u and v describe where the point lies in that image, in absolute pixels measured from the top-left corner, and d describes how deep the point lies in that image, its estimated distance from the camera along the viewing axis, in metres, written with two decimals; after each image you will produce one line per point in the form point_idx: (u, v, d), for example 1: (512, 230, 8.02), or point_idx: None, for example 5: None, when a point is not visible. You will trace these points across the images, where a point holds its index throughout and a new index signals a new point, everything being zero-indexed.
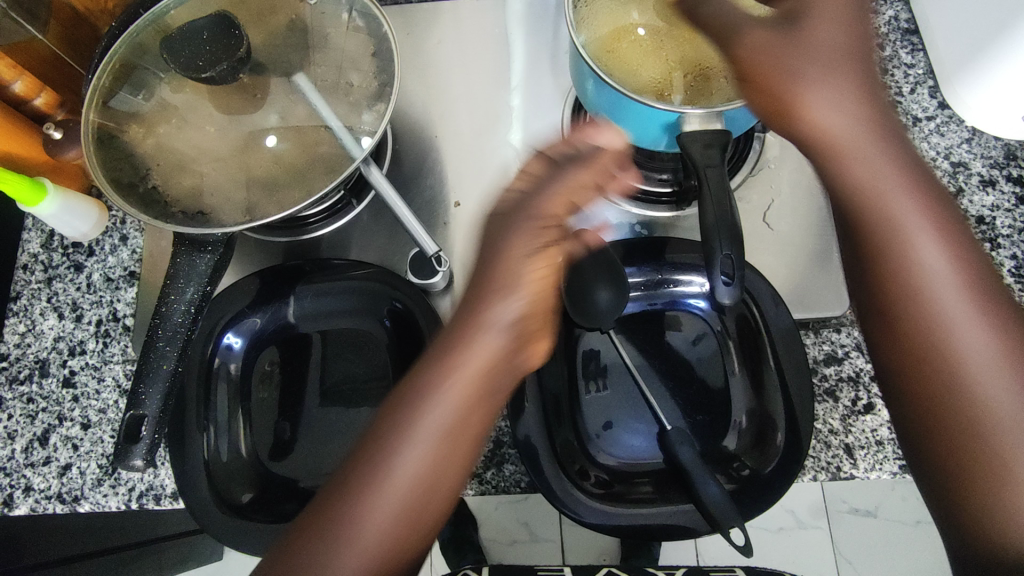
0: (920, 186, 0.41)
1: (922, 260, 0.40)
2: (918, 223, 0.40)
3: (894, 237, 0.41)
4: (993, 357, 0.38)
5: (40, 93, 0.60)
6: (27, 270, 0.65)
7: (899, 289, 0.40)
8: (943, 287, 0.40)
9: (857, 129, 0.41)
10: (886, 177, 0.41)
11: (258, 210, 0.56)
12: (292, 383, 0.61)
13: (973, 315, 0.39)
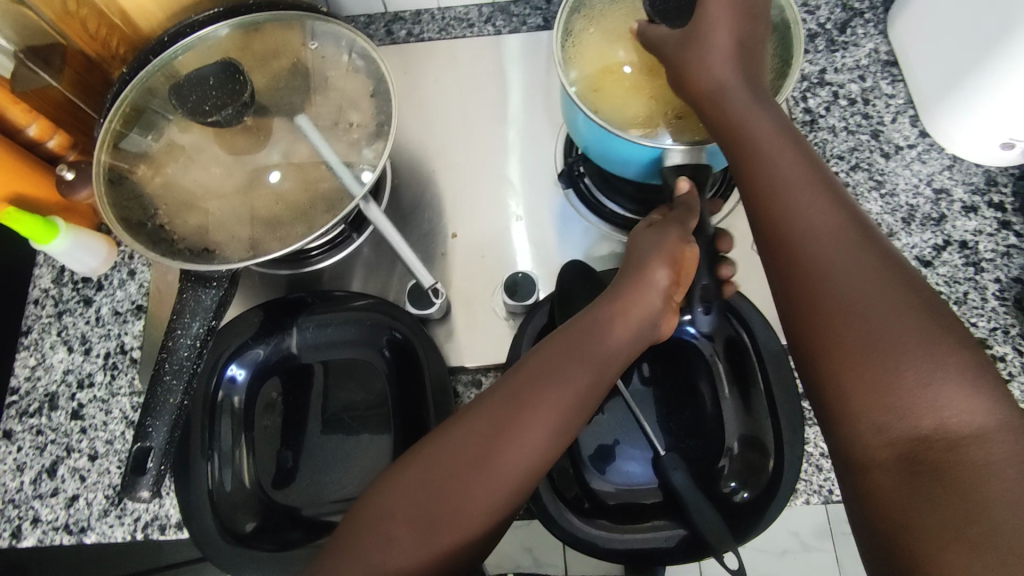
0: (835, 191, 0.44)
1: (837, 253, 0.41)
2: (831, 220, 0.43)
3: (809, 233, 0.43)
4: (917, 347, 0.38)
5: (53, 136, 0.64)
6: (38, 305, 0.67)
7: (794, 251, 0.43)
8: (860, 280, 0.40)
9: (777, 136, 0.46)
10: (801, 180, 0.44)
11: (262, 246, 0.57)
12: (294, 412, 0.63)
13: (893, 307, 0.39)
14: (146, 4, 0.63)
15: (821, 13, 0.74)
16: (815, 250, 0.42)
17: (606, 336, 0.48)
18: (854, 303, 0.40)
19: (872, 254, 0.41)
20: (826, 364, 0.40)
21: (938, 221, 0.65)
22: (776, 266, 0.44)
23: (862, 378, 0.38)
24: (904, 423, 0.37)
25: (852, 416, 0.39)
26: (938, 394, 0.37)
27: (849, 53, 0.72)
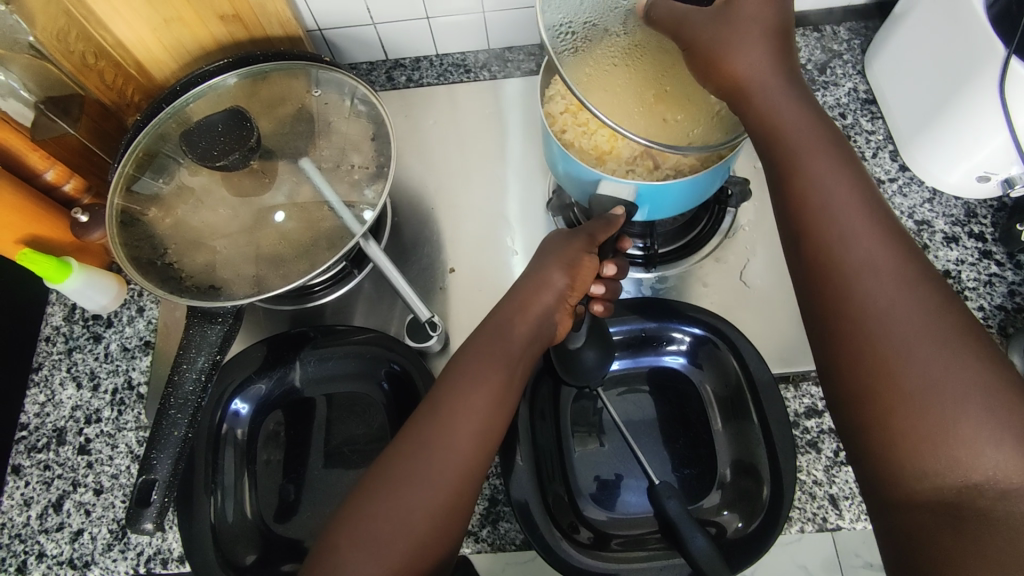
0: (874, 211, 0.39)
1: (882, 281, 0.37)
2: (873, 242, 0.38)
3: (851, 254, 0.38)
4: (973, 395, 0.34)
5: (69, 180, 0.66)
6: (49, 342, 0.69)
7: (837, 274, 0.38)
8: (908, 315, 0.36)
9: (813, 145, 0.42)
10: (842, 198, 0.40)
11: (266, 283, 0.60)
12: (296, 445, 0.64)
13: (945, 348, 0.35)
14: (159, 53, 0.68)
15: (801, 55, 0.77)
16: (868, 282, 0.37)
17: (511, 333, 0.49)
18: (913, 344, 0.35)
19: (930, 288, 0.37)
20: (875, 407, 0.36)
21: (921, 251, 0.67)
22: (818, 295, 0.39)
23: (916, 428, 0.35)
24: (954, 476, 0.34)
25: (887, 459, 0.36)
26: (994, 447, 0.33)
27: (829, 92, 0.75)
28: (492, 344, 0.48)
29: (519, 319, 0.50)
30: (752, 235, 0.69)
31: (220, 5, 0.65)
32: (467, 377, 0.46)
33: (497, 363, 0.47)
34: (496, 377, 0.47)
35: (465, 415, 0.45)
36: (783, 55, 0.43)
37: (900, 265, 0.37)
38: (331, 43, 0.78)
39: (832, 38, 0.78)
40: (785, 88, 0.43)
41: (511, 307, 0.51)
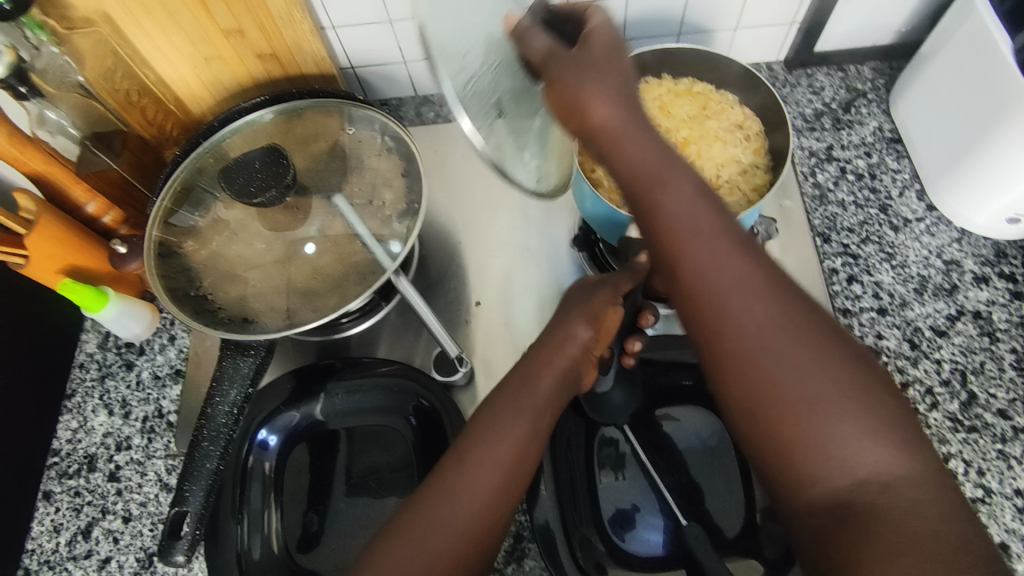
0: (718, 227, 0.39)
1: (745, 301, 0.37)
2: (727, 262, 0.38)
3: (712, 278, 0.38)
4: (841, 394, 0.35)
5: (108, 212, 0.68)
6: (83, 368, 0.70)
7: (704, 299, 0.38)
8: (772, 330, 0.36)
9: (663, 168, 0.41)
10: (690, 219, 0.40)
11: (297, 315, 0.61)
12: (321, 476, 0.64)
13: (810, 355, 0.36)
14: (197, 89, 0.71)
15: (826, 94, 0.78)
16: (740, 301, 0.37)
17: (533, 386, 0.49)
18: (788, 355, 0.36)
19: (792, 294, 0.37)
20: (764, 420, 0.36)
21: (950, 291, 0.67)
22: (694, 322, 0.38)
23: (802, 434, 0.35)
24: (844, 475, 0.34)
25: (780, 472, 0.36)
26: (871, 440, 0.34)
27: (854, 131, 0.76)
28: (517, 398, 0.48)
29: (543, 372, 0.50)
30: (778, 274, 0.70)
31: (258, 44, 0.68)
32: (491, 434, 0.46)
33: (522, 419, 0.47)
34: (523, 431, 0.47)
35: (491, 464, 0.45)
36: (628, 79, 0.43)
37: (757, 279, 0.38)
38: (363, 80, 0.80)
39: (856, 78, 0.78)
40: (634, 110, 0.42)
41: (535, 360, 0.51)
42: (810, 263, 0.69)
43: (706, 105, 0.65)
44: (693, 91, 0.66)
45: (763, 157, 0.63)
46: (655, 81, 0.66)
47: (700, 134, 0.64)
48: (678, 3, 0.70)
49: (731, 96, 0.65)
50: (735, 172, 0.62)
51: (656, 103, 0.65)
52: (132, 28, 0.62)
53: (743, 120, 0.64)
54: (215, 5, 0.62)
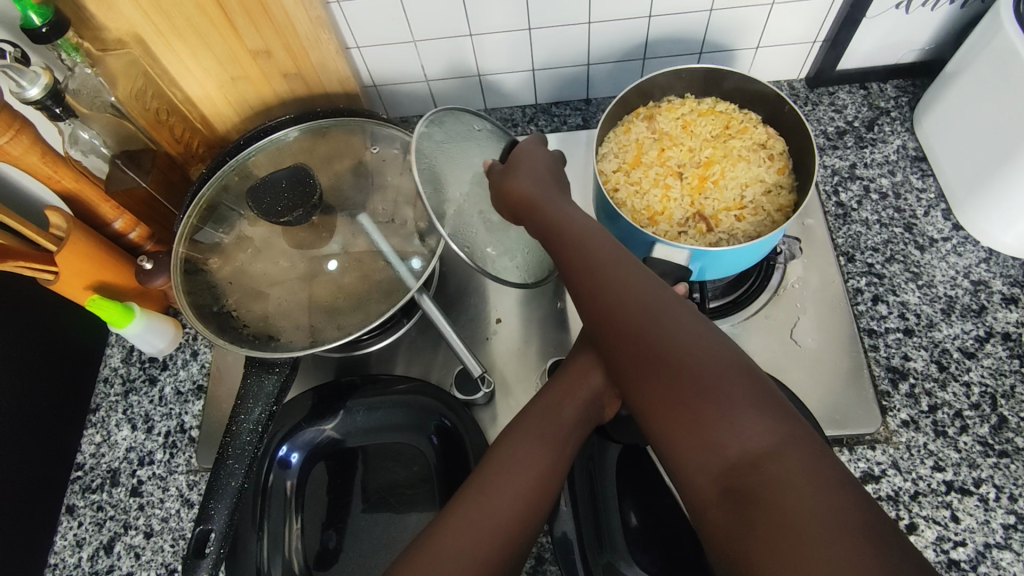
0: (609, 256, 0.50)
1: (626, 306, 0.46)
2: (613, 279, 0.48)
3: (602, 292, 0.47)
4: (710, 375, 0.40)
5: (135, 228, 0.69)
6: (107, 383, 0.71)
7: (601, 307, 0.47)
8: (650, 326, 0.44)
9: (568, 222, 0.54)
10: (590, 252, 0.50)
11: (321, 334, 0.61)
12: (340, 494, 0.64)
13: (683, 344, 0.42)
14: (222, 107, 0.72)
15: (848, 112, 0.78)
16: (623, 306, 0.46)
17: (555, 415, 0.52)
18: (662, 352, 0.43)
19: (667, 304, 0.45)
20: (652, 405, 0.42)
21: (978, 312, 0.66)
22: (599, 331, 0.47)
23: (679, 421, 0.41)
24: (720, 454, 0.38)
25: (675, 455, 0.41)
26: (745, 417, 0.39)
27: (877, 149, 0.75)
28: (541, 424, 0.50)
29: (566, 402, 0.52)
30: (802, 294, 0.68)
31: (284, 64, 0.69)
32: (516, 456, 0.48)
33: (546, 444, 0.49)
34: (547, 457, 0.48)
35: (518, 485, 0.46)
36: (544, 173, 0.59)
37: (638, 289, 0.46)
38: (385, 98, 0.81)
39: (879, 95, 0.78)
40: (551, 192, 0.57)
41: (558, 390, 0.53)
42: (835, 283, 0.69)
43: (729, 123, 0.65)
44: (716, 110, 0.66)
45: (788, 176, 0.63)
46: (677, 100, 0.67)
47: (723, 153, 0.64)
48: (701, 22, 0.71)
49: (754, 115, 0.66)
50: (759, 192, 0.62)
51: (678, 123, 0.65)
52: (162, 50, 0.64)
53: (766, 139, 0.64)
54: (243, 25, 0.63)
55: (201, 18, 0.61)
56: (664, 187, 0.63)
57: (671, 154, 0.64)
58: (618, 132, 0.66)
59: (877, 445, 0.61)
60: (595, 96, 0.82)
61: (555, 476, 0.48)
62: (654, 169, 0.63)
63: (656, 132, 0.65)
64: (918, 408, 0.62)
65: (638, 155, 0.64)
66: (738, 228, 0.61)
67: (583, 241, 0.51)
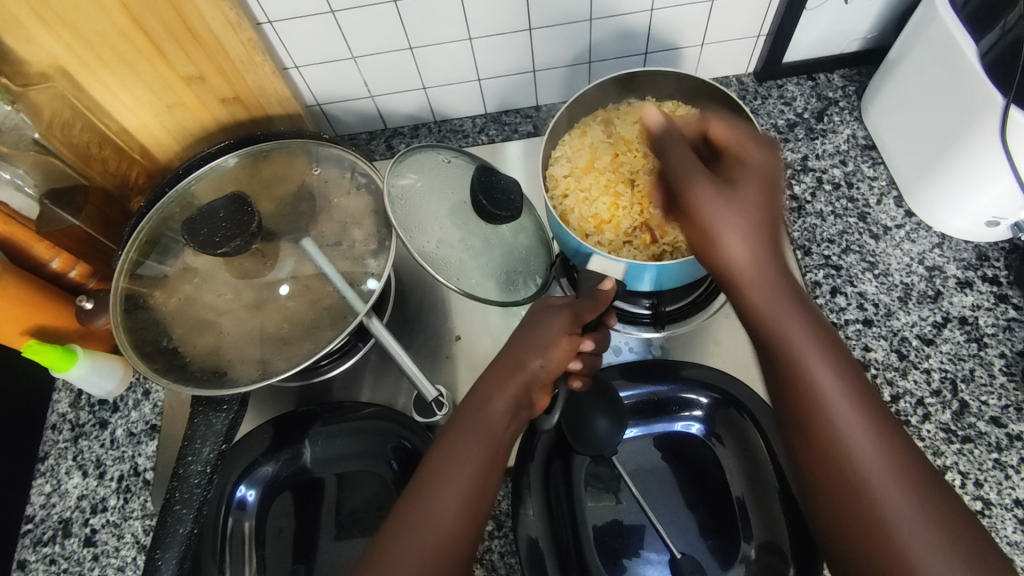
0: (812, 327, 0.40)
1: (825, 402, 0.38)
2: (810, 351, 0.39)
3: (795, 375, 0.39)
4: (917, 515, 0.35)
5: (75, 267, 0.66)
6: (55, 430, 0.68)
7: (796, 393, 0.39)
8: (851, 437, 0.37)
9: (750, 251, 0.41)
10: (789, 322, 0.40)
11: (271, 365, 0.59)
12: (306, 528, 0.62)
13: (883, 465, 0.37)
14: (161, 136, 0.70)
15: (797, 104, 0.78)
16: (824, 404, 0.38)
17: (491, 409, 0.45)
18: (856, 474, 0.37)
19: (870, 412, 0.38)
20: (846, 521, 0.37)
21: (934, 298, 0.66)
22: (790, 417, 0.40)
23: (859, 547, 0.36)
24: None
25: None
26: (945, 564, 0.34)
27: (828, 140, 0.75)
28: (471, 421, 0.44)
29: (497, 401, 0.45)
30: None
31: (220, 89, 0.67)
32: (449, 465, 0.42)
33: (472, 465, 0.42)
34: (472, 478, 0.42)
35: (436, 519, 0.40)
36: (752, 167, 0.44)
37: (835, 372, 0.39)
38: (331, 117, 0.79)
39: (827, 86, 0.78)
40: (737, 206, 0.42)
41: (489, 380, 0.46)
42: (793, 277, 0.68)
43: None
44: (675, 114, 0.64)
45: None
46: (639, 103, 0.66)
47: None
48: (643, 22, 0.70)
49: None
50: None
51: (635, 127, 0.64)
52: (89, 80, 0.61)
53: None
54: (173, 52, 0.61)
55: (126, 46, 0.59)
56: (614, 194, 0.62)
57: (626, 159, 0.63)
58: (575, 135, 0.65)
59: None
60: (544, 102, 0.81)
61: (490, 486, 0.42)
62: (605, 175, 0.63)
63: (613, 136, 0.64)
64: (881, 398, 0.62)
65: (591, 160, 0.63)
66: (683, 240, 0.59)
67: (785, 340, 0.40)
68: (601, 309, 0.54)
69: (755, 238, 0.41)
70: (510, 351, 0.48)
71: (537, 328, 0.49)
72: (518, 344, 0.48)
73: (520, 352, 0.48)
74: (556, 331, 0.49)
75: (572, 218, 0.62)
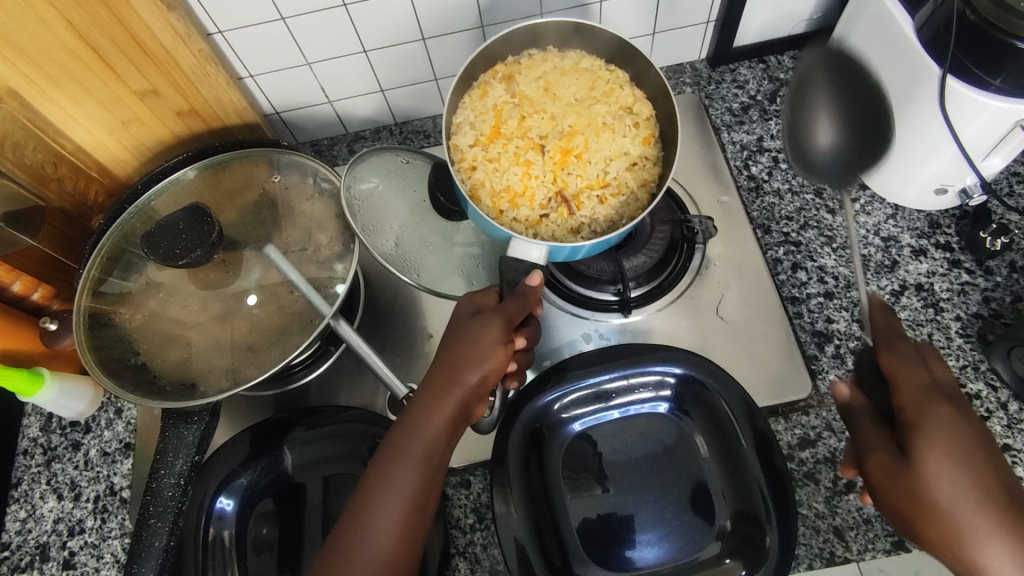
0: (977, 459, 0.42)
1: (936, 477, 0.42)
2: (966, 486, 0.41)
3: (915, 472, 0.43)
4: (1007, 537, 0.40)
5: (36, 289, 0.66)
6: (27, 455, 0.67)
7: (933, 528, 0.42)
8: (959, 510, 0.41)
9: (971, 457, 0.42)
10: (948, 470, 0.42)
11: (241, 374, 0.59)
12: (289, 537, 0.61)
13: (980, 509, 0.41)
14: (118, 153, 0.68)
15: (750, 87, 0.79)
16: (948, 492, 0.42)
17: (424, 435, 0.45)
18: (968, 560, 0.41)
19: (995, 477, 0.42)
20: None
21: (891, 267, 0.68)
22: (921, 528, 0.43)
23: None
24: None
25: None
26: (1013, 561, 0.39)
27: (781, 121, 0.77)
28: (403, 450, 0.45)
29: (432, 417, 0.46)
30: (724, 270, 0.69)
31: (175, 102, 0.66)
32: (379, 497, 0.43)
33: (407, 490, 0.44)
34: (407, 502, 0.43)
35: (377, 545, 0.42)
36: (958, 420, 0.44)
37: (961, 469, 0.42)
38: (290, 125, 0.79)
39: (778, 68, 0.80)
40: (949, 454, 0.43)
41: (422, 402, 0.46)
42: (754, 255, 0.70)
43: (594, 84, 0.63)
44: (580, 67, 0.63)
45: (653, 145, 0.62)
46: (538, 55, 0.64)
47: (584, 119, 0.62)
48: (594, 14, 0.71)
49: (622, 74, 0.63)
50: (622, 167, 0.61)
51: (539, 84, 0.63)
52: (39, 99, 0.59)
53: (632, 102, 0.62)
54: (123, 66, 0.60)
55: (76, 63, 0.58)
56: (525, 163, 0.61)
57: (532, 121, 0.62)
58: (475, 95, 0.63)
59: (810, 410, 0.63)
60: None
61: (424, 513, 0.44)
62: (513, 142, 0.61)
63: (516, 95, 0.62)
64: (845, 368, 0.64)
65: (496, 126, 0.61)
66: (600, 212, 0.60)
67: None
68: (531, 305, 0.54)
69: (955, 472, 0.42)
70: (443, 366, 0.48)
71: (471, 340, 0.48)
72: (451, 357, 0.48)
73: (453, 367, 0.47)
74: (490, 343, 0.48)
75: (483, 192, 0.61)
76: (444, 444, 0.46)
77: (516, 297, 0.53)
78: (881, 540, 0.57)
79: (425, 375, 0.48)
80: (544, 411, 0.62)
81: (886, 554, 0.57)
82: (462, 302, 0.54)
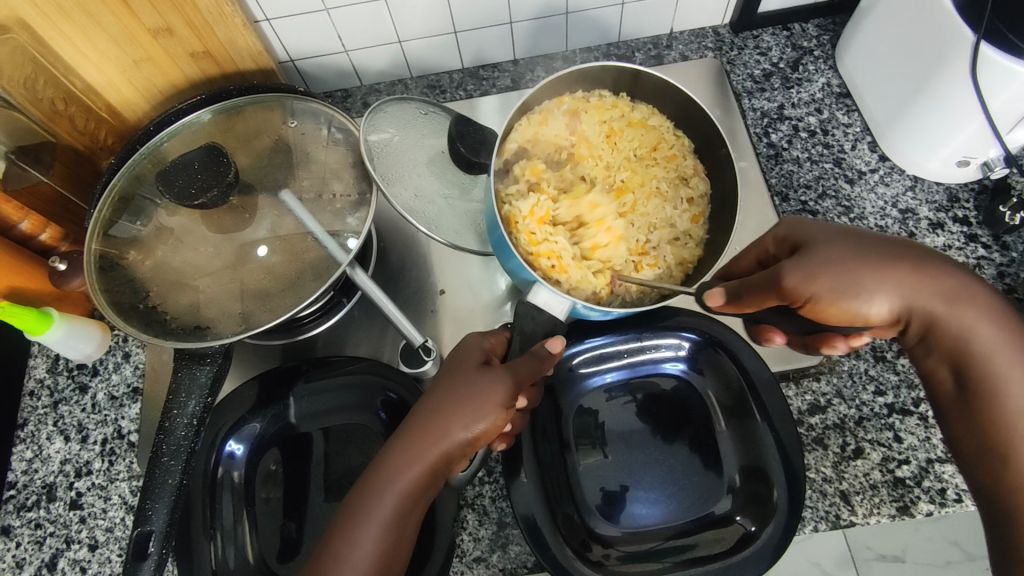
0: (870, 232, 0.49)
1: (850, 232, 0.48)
2: (878, 238, 0.47)
3: (843, 239, 0.47)
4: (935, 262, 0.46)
5: (45, 230, 0.65)
6: (33, 396, 0.67)
7: (884, 267, 0.45)
8: (897, 251, 0.46)
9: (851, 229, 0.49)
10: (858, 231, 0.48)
11: (253, 319, 0.59)
12: (295, 483, 0.62)
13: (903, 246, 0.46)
14: (129, 94, 0.66)
15: (773, 54, 0.78)
16: (865, 237, 0.47)
17: (398, 485, 0.44)
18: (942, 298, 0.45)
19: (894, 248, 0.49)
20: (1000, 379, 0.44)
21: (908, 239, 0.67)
22: (886, 274, 0.45)
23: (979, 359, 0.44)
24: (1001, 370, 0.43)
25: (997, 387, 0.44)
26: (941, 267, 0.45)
27: (803, 89, 0.76)
28: (374, 495, 0.43)
29: (413, 463, 0.44)
30: (741, 236, 0.70)
31: (189, 42, 0.64)
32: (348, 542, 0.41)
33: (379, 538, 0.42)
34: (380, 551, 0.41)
35: None
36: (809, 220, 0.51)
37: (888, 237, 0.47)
38: (304, 73, 0.77)
39: (801, 36, 0.78)
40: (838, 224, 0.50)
41: (405, 446, 0.45)
42: (771, 223, 0.70)
43: (658, 144, 0.63)
44: (647, 124, 0.63)
45: (701, 225, 0.61)
46: (610, 98, 0.63)
47: (639, 179, 0.62)
48: None
49: (688, 142, 0.63)
50: (665, 239, 0.60)
51: (602, 129, 0.62)
52: (51, 34, 0.57)
53: (690, 174, 0.62)
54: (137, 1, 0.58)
55: None
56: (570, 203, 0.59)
57: (585, 165, 0.61)
58: (534, 120, 0.61)
59: (821, 376, 0.64)
60: (521, 56, 0.81)
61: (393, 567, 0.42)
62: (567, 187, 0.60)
63: (574, 132, 0.62)
64: None
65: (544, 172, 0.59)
66: (634, 281, 0.59)
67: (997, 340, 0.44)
68: (544, 368, 0.52)
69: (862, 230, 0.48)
70: (435, 413, 0.46)
71: (470, 392, 0.47)
72: (444, 406, 0.46)
73: (441, 422, 0.46)
74: (490, 398, 0.47)
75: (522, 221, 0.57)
76: (416, 501, 0.44)
77: (532, 358, 0.51)
78: (886, 506, 0.59)
79: (413, 418, 0.47)
80: (558, 366, 0.63)
81: (889, 519, 0.59)
82: (470, 346, 0.53)
